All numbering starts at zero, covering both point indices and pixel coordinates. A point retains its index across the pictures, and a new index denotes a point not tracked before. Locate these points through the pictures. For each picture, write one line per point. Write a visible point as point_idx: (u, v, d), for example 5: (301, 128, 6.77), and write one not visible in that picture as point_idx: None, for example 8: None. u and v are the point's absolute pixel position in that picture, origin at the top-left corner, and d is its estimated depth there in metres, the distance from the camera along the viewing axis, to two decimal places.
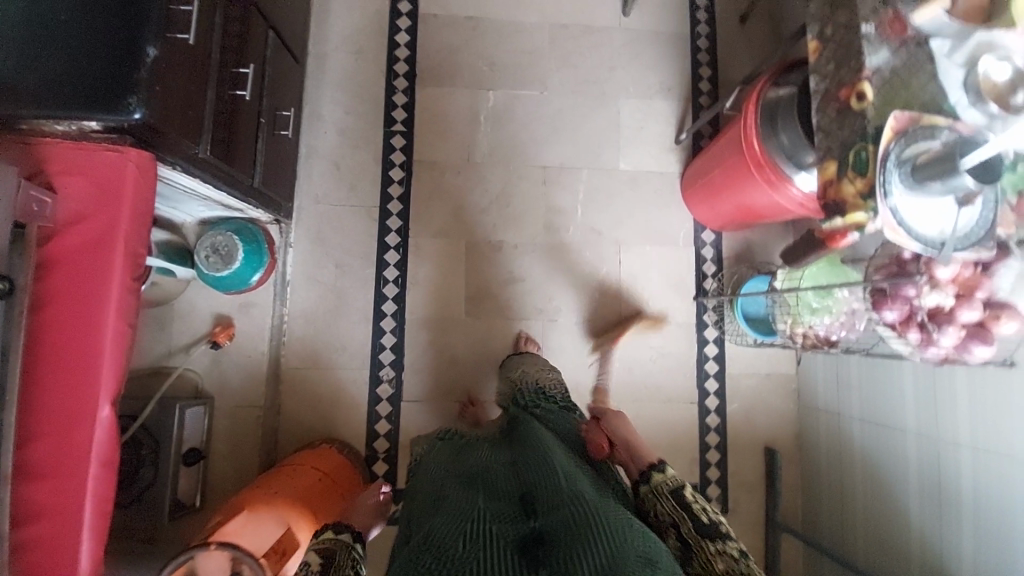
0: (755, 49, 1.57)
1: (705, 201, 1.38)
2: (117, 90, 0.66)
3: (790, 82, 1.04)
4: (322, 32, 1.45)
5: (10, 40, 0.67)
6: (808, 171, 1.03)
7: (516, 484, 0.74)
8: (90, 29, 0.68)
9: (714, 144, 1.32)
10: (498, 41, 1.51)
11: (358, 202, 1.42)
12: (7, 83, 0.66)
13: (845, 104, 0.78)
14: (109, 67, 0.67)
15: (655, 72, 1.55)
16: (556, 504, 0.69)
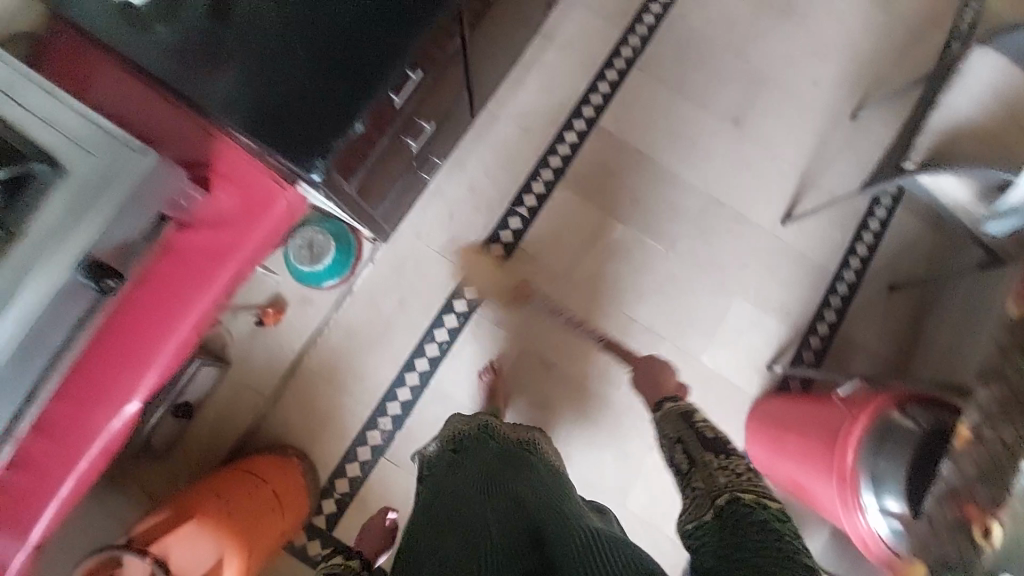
0: (892, 319, 1.49)
1: (766, 446, 1.28)
2: (311, 147, 0.68)
3: (918, 419, 0.95)
4: (507, 97, 1.50)
5: (251, 56, 0.71)
6: (888, 518, 0.94)
7: (527, 516, 0.73)
8: (317, 79, 0.70)
9: (804, 401, 1.23)
10: (652, 185, 1.51)
11: (450, 256, 1.43)
12: (227, 90, 0.70)
13: (967, 523, 0.71)
14: (314, 122, 0.69)
15: (782, 289, 1.48)
16: (566, 539, 0.67)
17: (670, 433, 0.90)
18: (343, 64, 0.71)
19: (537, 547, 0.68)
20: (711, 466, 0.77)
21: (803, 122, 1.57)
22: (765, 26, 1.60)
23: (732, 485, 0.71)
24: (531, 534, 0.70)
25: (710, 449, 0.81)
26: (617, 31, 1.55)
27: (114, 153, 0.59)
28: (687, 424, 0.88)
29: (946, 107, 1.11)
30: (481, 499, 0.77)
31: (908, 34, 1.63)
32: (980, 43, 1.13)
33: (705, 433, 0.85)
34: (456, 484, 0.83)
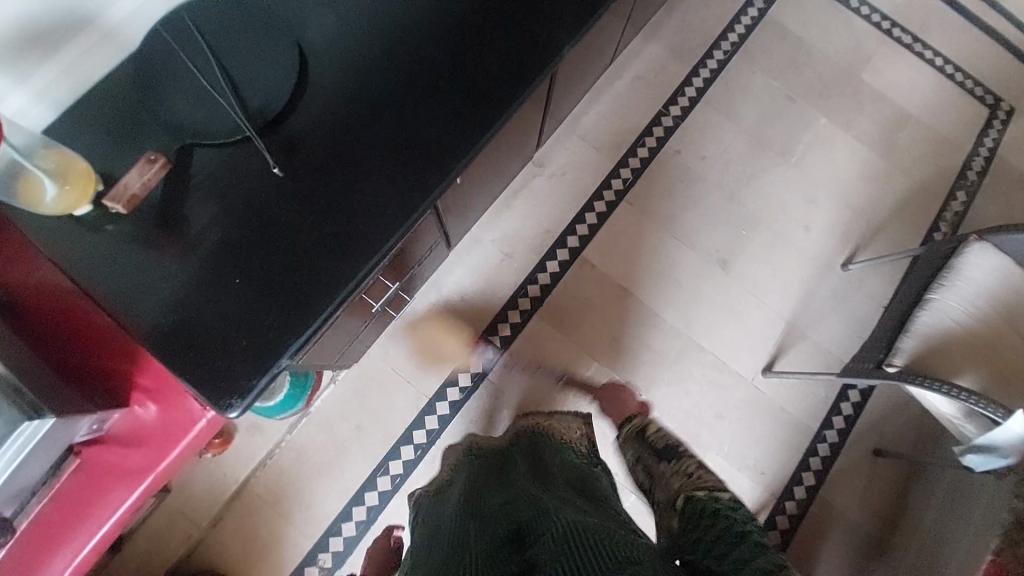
0: (872, 488, 1.40)
1: None
2: (284, 339, 0.69)
3: None
4: (492, 220, 1.49)
5: (191, 276, 0.71)
6: None
7: (509, 523, 0.66)
8: (251, 306, 0.70)
9: None
10: (631, 322, 1.47)
11: (415, 382, 1.39)
12: (160, 311, 0.69)
13: None
14: (240, 355, 0.68)
15: (759, 447, 1.42)
16: (545, 531, 0.61)
17: (632, 455, 1.00)
18: (321, 254, 0.73)
19: (517, 550, 0.60)
20: (667, 475, 0.86)
21: (793, 269, 1.52)
22: (760, 167, 1.58)
23: (685, 486, 0.79)
24: (514, 539, 0.63)
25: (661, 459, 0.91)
26: (609, 162, 1.55)
27: (14, 426, 0.57)
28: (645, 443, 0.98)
29: (935, 310, 1.07)
30: (460, 517, 0.72)
31: (908, 185, 1.60)
32: (975, 237, 1.09)
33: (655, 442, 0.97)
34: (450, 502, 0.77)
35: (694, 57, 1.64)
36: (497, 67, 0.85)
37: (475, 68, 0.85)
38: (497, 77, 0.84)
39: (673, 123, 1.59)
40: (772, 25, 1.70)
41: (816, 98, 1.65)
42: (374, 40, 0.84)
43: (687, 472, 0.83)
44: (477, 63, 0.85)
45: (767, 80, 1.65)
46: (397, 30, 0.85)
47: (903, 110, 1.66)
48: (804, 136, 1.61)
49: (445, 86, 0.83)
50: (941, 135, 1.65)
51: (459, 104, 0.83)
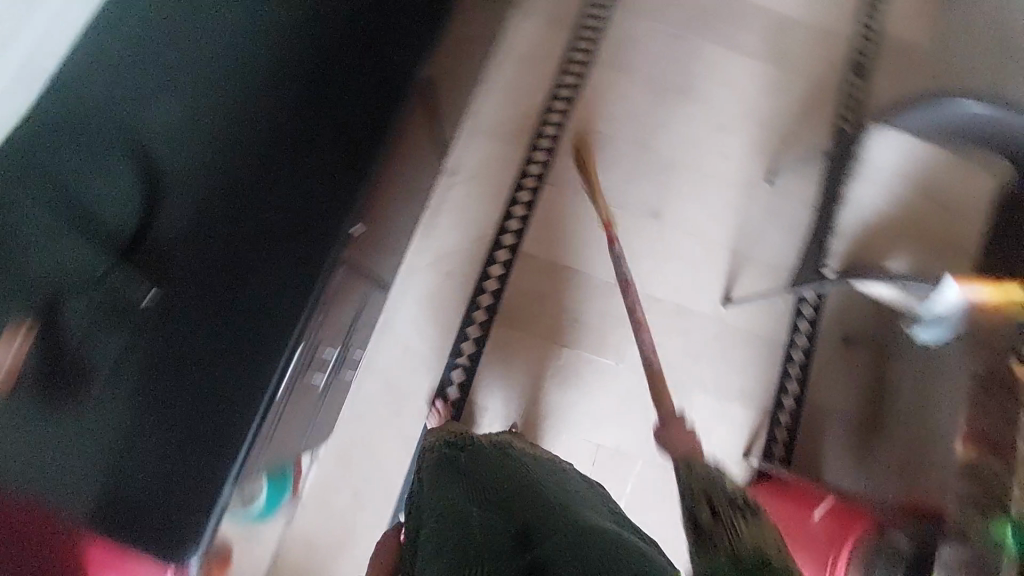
0: (852, 376, 1.47)
1: None
2: (260, 388, 0.87)
3: (902, 545, 0.94)
4: (422, 243, 1.45)
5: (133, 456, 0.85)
6: None
7: (512, 518, 0.67)
8: (185, 463, 0.84)
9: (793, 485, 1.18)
10: (588, 298, 1.47)
11: (398, 428, 1.36)
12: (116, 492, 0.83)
13: None
14: (177, 506, 0.82)
15: (741, 376, 1.45)
16: (553, 535, 0.63)
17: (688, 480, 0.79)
18: (269, 318, 0.93)
19: (524, 547, 0.62)
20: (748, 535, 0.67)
21: (722, 198, 1.55)
22: (663, 111, 1.60)
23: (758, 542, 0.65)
24: (518, 535, 0.64)
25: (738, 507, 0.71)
26: (519, 149, 1.52)
27: None
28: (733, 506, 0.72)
29: (856, 205, 1.12)
30: (456, 505, 0.72)
31: (805, 84, 1.64)
32: (874, 124, 1.13)
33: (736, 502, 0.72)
34: (441, 487, 0.78)
35: (570, 19, 1.61)
36: (366, 132, 1.07)
37: (351, 140, 1.07)
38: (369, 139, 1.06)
39: (569, 91, 1.57)
40: None
41: (696, 25, 1.65)
42: (274, 152, 1.08)
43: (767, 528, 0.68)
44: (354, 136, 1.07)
45: (645, 22, 1.64)
46: (287, 137, 1.09)
47: (779, 13, 1.69)
48: (695, 67, 1.62)
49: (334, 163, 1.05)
50: (819, 25, 1.69)
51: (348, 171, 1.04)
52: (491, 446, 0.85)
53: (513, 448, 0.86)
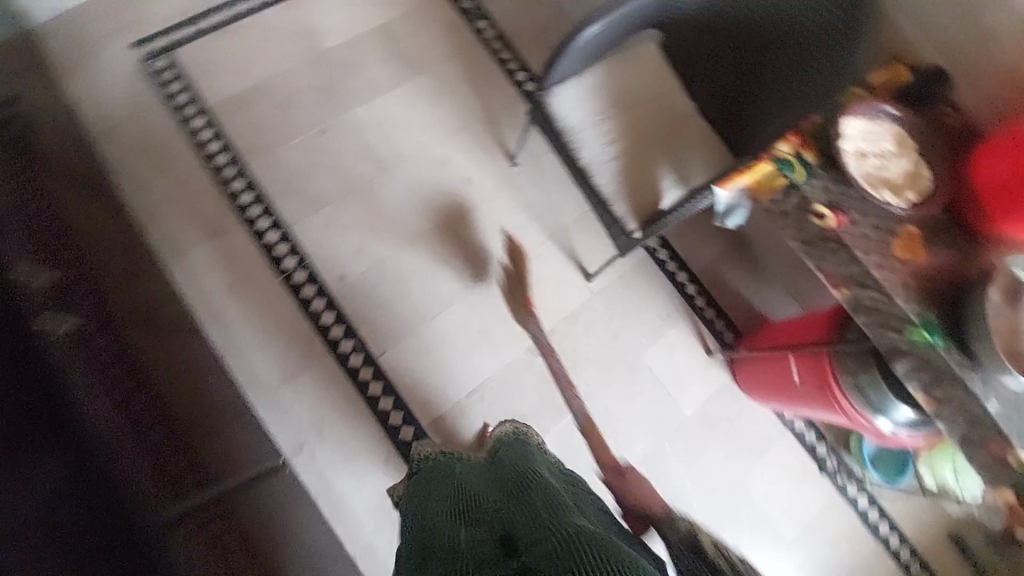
0: (704, 226, 1.60)
1: (766, 394, 1.36)
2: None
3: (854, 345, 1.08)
4: (351, 519, 1.27)
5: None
6: (906, 423, 1.02)
7: (498, 529, 0.66)
8: None
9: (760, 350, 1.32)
10: (508, 392, 1.42)
11: None
12: None
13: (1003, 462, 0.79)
14: None
15: (650, 307, 1.52)
16: (538, 539, 0.61)
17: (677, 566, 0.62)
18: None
19: (511, 555, 0.60)
20: None
21: (501, 211, 1.53)
22: (387, 197, 1.49)
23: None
24: (503, 544, 0.64)
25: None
26: (325, 358, 1.35)
27: None
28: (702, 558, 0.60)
29: (597, 167, 1.10)
30: (445, 502, 0.78)
31: (455, 64, 1.61)
32: (542, 89, 1.11)
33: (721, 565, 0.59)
34: (439, 492, 0.81)
35: (230, 212, 1.41)
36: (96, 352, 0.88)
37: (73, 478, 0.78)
38: (139, 474, 0.83)
39: (304, 270, 1.39)
40: (225, 110, 1.47)
41: (331, 107, 1.52)
42: None
43: None
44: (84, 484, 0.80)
45: (291, 147, 1.48)
46: None
47: (375, 27, 1.60)
48: (370, 139, 1.52)
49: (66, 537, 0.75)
50: (421, 8, 1.63)
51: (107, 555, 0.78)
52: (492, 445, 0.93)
53: (514, 433, 0.97)
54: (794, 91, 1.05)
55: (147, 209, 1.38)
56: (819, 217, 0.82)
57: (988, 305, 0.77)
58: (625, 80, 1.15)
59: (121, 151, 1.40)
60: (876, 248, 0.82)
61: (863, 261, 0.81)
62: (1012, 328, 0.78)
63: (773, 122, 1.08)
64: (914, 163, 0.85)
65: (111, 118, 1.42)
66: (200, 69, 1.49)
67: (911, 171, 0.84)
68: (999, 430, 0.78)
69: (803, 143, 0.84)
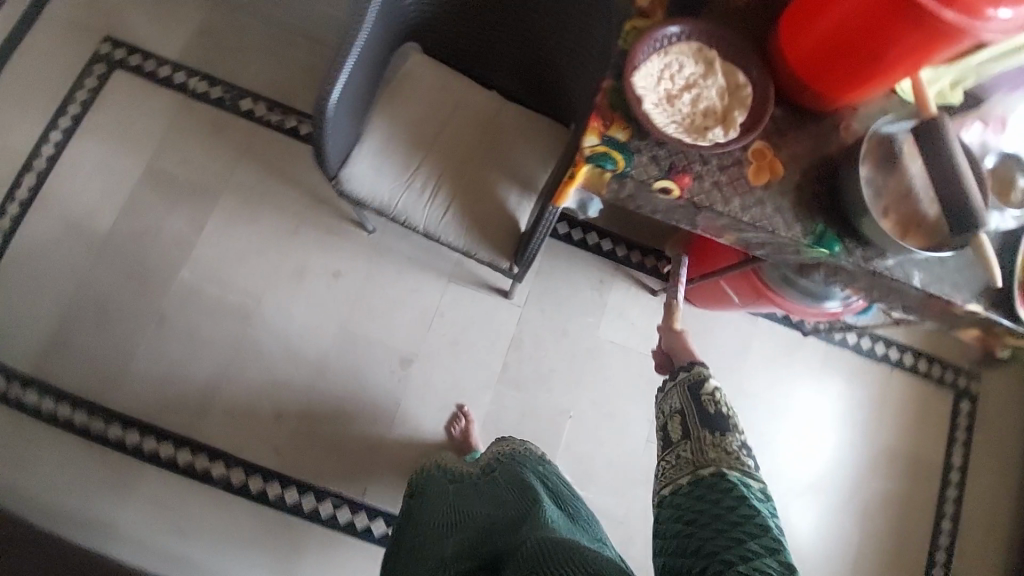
0: None
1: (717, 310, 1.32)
2: None
3: None
4: None
5: None
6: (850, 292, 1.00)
7: (485, 555, 0.70)
8: None
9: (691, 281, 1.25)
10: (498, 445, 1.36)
11: None
12: None
13: (949, 312, 0.75)
14: None
15: (579, 283, 1.44)
16: (516, 550, 0.64)
17: (674, 405, 0.84)
18: None
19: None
20: (709, 445, 0.75)
21: (388, 283, 1.39)
22: (270, 341, 1.34)
23: (719, 458, 0.73)
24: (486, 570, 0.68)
25: (708, 425, 0.78)
26: (313, 531, 1.26)
27: None
28: (695, 391, 0.83)
29: (436, 229, 0.96)
30: (450, 514, 0.82)
31: (249, 163, 1.39)
32: (335, 181, 0.96)
33: (706, 407, 0.80)
34: (444, 504, 0.86)
35: (128, 458, 1.26)
36: None
37: None
38: None
39: (237, 467, 1.27)
40: (52, 363, 1.28)
41: (153, 288, 1.32)
42: None
43: (731, 446, 0.75)
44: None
45: (142, 355, 1.30)
46: None
47: (141, 177, 1.36)
48: (215, 296, 1.34)
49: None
50: (172, 125, 1.38)
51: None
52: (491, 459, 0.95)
53: (517, 448, 0.94)
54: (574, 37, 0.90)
55: (44, 509, 1.23)
56: (665, 190, 0.72)
57: (865, 182, 0.71)
58: (410, 118, 0.99)
59: None
60: (734, 185, 0.72)
61: (730, 209, 0.72)
62: (896, 193, 0.71)
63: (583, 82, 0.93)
64: (726, 73, 0.74)
65: None
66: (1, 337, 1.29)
67: (727, 87, 0.74)
68: (934, 295, 0.73)
69: (607, 123, 0.72)
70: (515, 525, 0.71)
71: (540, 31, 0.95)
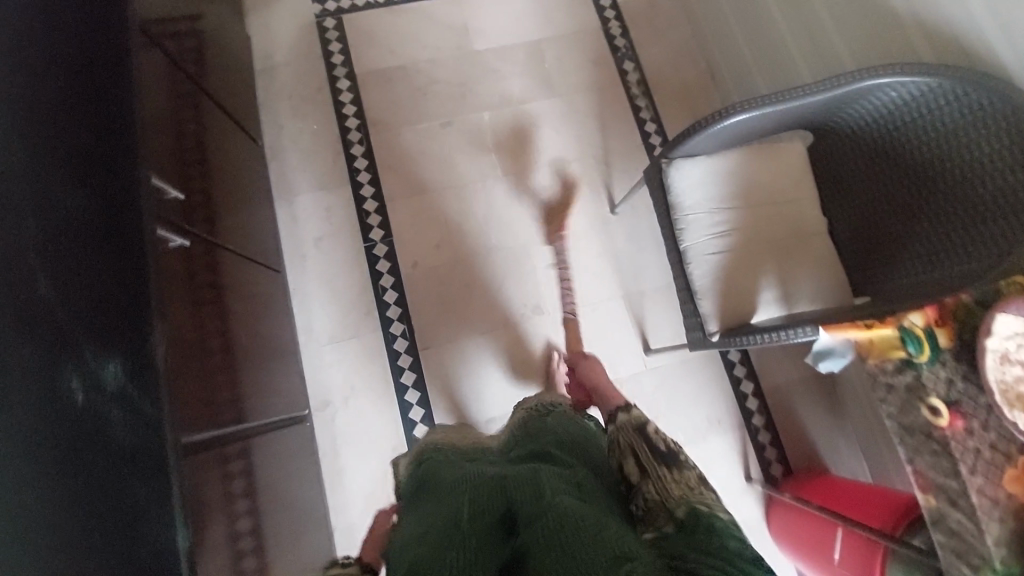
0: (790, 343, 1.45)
1: (794, 553, 1.21)
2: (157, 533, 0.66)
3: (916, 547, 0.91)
4: (343, 493, 1.35)
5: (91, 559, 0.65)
6: None
7: (496, 504, 0.63)
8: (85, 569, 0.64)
9: (805, 506, 1.18)
10: None
11: None
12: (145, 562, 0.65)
13: None
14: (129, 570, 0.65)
15: (701, 406, 1.42)
16: (534, 515, 0.58)
17: (622, 444, 0.82)
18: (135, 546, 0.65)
19: (509, 535, 0.59)
20: (669, 479, 0.71)
21: (584, 254, 1.51)
22: (481, 204, 1.52)
23: (688, 495, 0.66)
24: (503, 525, 0.61)
25: (665, 462, 0.74)
26: (375, 332, 1.43)
27: None
28: (642, 435, 0.81)
29: (698, 257, 1.04)
30: (448, 475, 0.74)
31: (591, 99, 1.60)
32: (666, 160, 1.08)
33: (658, 445, 0.78)
34: (445, 467, 0.77)
35: (342, 174, 1.52)
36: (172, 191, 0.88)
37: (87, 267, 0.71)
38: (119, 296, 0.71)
39: (386, 246, 1.49)
40: (367, 79, 1.58)
41: (463, 104, 1.58)
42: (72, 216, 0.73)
43: (689, 482, 0.70)
44: (143, 392, 0.69)
45: (414, 130, 1.56)
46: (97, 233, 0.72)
47: (527, 43, 1.63)
48: (485, 144, 1.56)
49: (117, 441, 0.67)
50: (577, 36, 1.65)
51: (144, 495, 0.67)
52: (517, 429, 0.88)
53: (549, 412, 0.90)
54: (954, 245, 0.89)
55: (274, 147, 1.52)
56: (932, 410, 0.74)
57: None
58: (761, 173, 1.07)
59: (272, 91, 1.55)
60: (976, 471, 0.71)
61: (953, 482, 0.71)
62: None
63: (915, 274, 0.94)
64: None
65: (273, 59, 1.57)
66: (363, 38, 1.60)
67: None
68: None
69: (941, 322, 0.75)
70: (522, 477, 0.66)
71: (920, 220, 0.94)
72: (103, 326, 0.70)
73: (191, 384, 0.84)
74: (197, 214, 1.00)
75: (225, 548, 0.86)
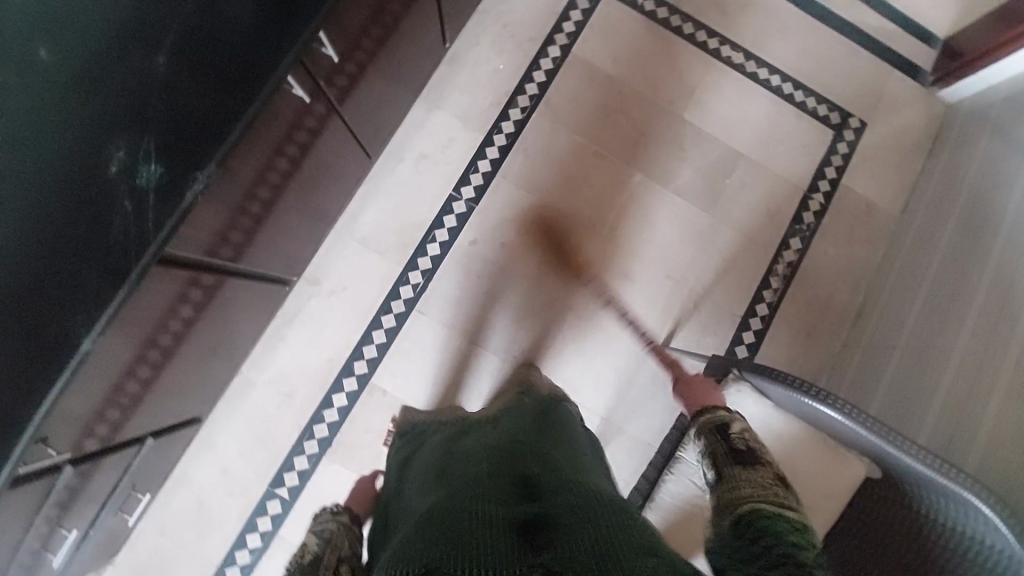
0: None
1: None
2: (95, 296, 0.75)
3: None
4: (268, 356, 1.39)
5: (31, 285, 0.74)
6: None
7: (517, 472, 0.66)
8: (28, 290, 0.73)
9: None
10: None
11: (199, 549, 1.33)
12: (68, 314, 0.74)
13: None
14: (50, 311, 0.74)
15: None
16: (556, 490, 0.61)
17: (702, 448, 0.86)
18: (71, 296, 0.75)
19: (528, 498, 0.61)
20: (740, 479, 0.75)
21: (607, 357, 1.43)
22: (567, 244, 1.45)
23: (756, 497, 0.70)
24: (521, 488, 0.63)
25: (737, 462, 0.78)
26: (398, 265, 1.43)
27: None
28: (723, 441, 0.83)
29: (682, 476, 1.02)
30: (459, 439, 0.78)
31: (737, 242, 1.47)
32: (736, 373, 1.01)
33: (738, 445, 0.81)
34: (458, 435, 0.80)
35: (487, 123, 1.47)
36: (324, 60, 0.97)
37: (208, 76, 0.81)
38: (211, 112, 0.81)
39: (466, 208, 1.45)
40: (575, 64, 1.49)
41: (629, 152, 1.48)
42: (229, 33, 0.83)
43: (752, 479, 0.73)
44: (164, 201, 0.78)
45: (571, 138, 1.48)
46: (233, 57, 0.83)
47: (731, 149, 1.49)
48: (616, 199, 1.47)
49: (115, 222, 0.76)
50: (776, 180, 1.49)
51: (97, 286, 0.75)
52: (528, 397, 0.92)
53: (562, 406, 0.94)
54: None
55: (456, 54, 1.48)
56: None
57: None
58: (807, 462, 0.96)
59: (495, 7, 1.49)
60: None
61: None
62: None
63: None
64: None
65: None
66: (603, 27, 1.51)
67: None
68: None
69: None
70: (542, 457, 0.69)
71: None
72: (176, 141, 0.80)
73: (221, 217, 0.91)
74: (338, 79, 1.02)
75: (140, 349, 0.88)
